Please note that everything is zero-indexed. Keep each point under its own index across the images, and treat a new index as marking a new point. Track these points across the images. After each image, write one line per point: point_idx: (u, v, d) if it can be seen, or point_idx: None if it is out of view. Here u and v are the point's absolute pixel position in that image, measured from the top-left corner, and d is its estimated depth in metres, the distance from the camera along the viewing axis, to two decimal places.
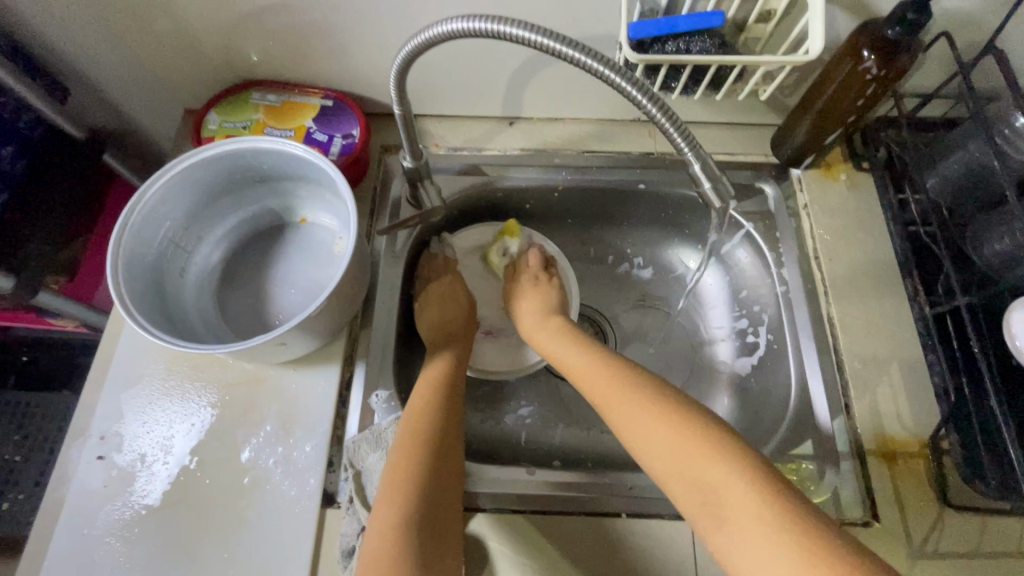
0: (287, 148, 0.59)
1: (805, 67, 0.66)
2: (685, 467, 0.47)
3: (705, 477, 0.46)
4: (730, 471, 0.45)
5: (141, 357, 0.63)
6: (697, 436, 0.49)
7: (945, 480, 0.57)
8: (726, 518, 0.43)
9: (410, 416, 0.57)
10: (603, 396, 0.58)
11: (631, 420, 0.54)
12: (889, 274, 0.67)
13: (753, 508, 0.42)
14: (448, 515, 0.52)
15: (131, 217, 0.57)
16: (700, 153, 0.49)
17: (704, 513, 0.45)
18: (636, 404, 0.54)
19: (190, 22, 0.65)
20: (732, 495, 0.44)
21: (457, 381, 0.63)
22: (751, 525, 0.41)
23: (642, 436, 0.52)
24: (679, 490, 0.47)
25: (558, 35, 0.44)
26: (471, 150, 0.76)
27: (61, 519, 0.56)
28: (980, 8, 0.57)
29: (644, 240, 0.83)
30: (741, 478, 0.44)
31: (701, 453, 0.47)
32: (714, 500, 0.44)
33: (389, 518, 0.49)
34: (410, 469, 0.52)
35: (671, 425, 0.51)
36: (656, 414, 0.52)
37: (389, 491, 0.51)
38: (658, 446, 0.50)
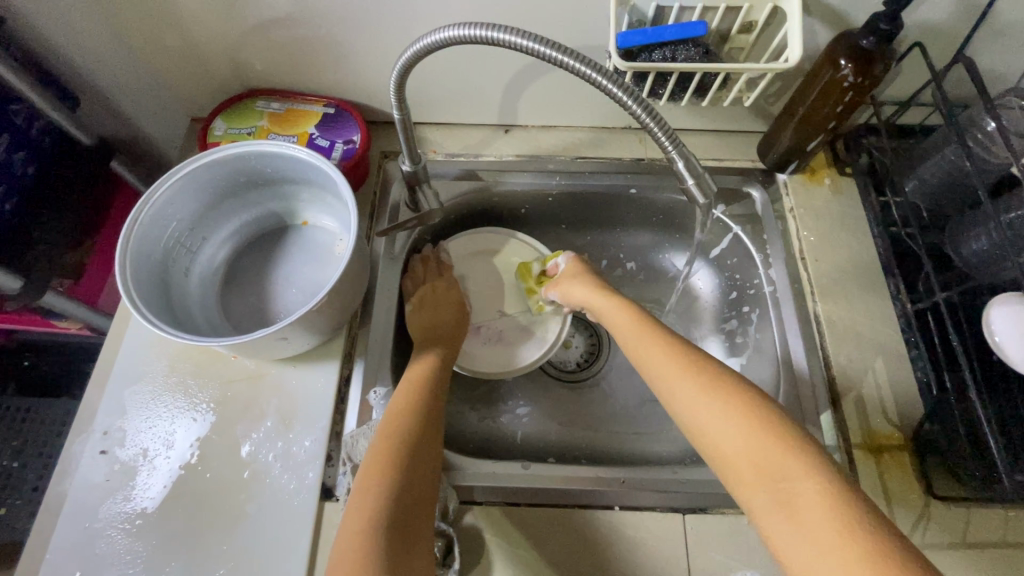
0: (291, 151, 0.62)
1: (787, 76, 0.69)
2: (756, 458, 0.45)
3: (773, 460, 0.44)
4: (804, 465, 0.43)
5: (144, 355, 0.65)
6: (770, 429, 0.46)
7: (929, 472, 0.59)
8: (801, 514, 0.41)
9: (390, 417, 0.57)
10: (662, 377, 0.55)
11: (695, 405, 0.51)
12: (872, 274, 0.69)
13: (836, 510, 0.40)
14: (422, 514, 0.52)
15: (140, 216, 0.59)
16: (685, 153, 0.51)
17: (772, 506, 0.43)
18: (700, 389, 0.51)
19: (197, 34, 0.68)
20: (807, 492, 0.42)
21: (439, 386, 0.63)
22: (829, 523, 0.39)
23: (708, 424, 0.49)
24: (745, 479, 0.45)
25: (549, 41, 0.46)
26: (468, 156, 0.78)
27: (64, 512, 0.57)
28: (951, 19, 0.60)
29: (637, 244, 0.85)
30: (815, 475, 0.43)
31: (773, 446, 0.45)
32: (784, 494, 0.42)
33: (361, 513, 0.49)
34: (387, 467, 0.52)
35: (742, 417, 0.48)
36: (724, 403, 0.49)
37: (364, 488, 0.51)
38: (729, 435, 0.47)
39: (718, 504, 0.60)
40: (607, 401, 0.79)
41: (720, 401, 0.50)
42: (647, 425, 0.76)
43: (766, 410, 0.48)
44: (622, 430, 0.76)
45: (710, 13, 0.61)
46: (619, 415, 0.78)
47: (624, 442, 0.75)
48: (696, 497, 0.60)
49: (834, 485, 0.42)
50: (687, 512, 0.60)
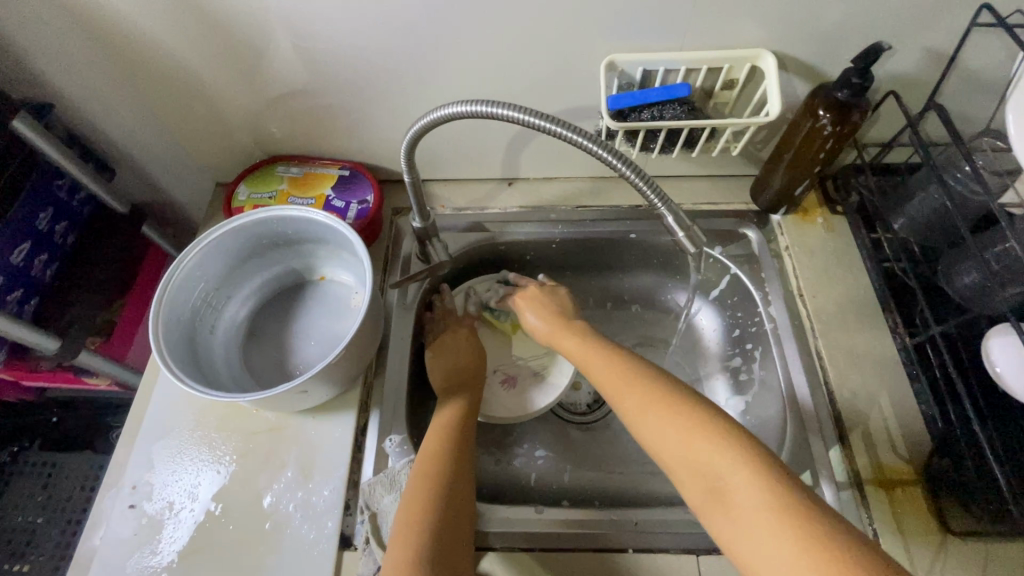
0: (310, 215, 0.67)
1: (771, 124, 0.73)
2: (690, 455, 0.50)
3: (699, 450, 0.49)
4: (733, 458, 0.47)
5: (172, 410, 0.68)
6: (698, 425, 0.51)
7: (943, 506, 0.59)
8: (733, 507, 0.45)
9: (421, 462, 0.59)
10: (611, 389, 0.60)
11: (640, 413, 0.55)
12: (871, 307, 0.71)
13: (761, 499, 0.44)
14: (459, 557, 0.53)
15: (173, 279, 0.63)
16: (671, 206, 0.55)
17: (709, 501, 0.47)
18: (642, 398, 0.56)
19: (226, 110, 0.75)
20: (737, 484, 0.46)
21: (469, 425, 0.65)
22: (755, 512, 0.44)
23: (649, 430, 0.54)
24: (682, 477, 0.50)
25: (543, 114, 0.51)
26: (475, 209, 0.83)
27: (94, 566, 0.59)
28: (919, 68, 0.64)
29: (639, 286, 0.88)
30: (744, 468, 0.46)
31: (706, 443, 0.49)
32: (718, 489, 0.47)
33: (403, 556, 0.50)
34: (423, 509, 0.54)
35: (681, 420, 0.52)
36: (657, 408, 0.54)
37: (405, 529, 0.53)
38: (667, 439, 0.52)
39: None
40: (619, 441, 0.80)
41: (658, 407, 0.54)
42: (659, 465, 0.77)
43: (696, 409, 0.53)
44: (633, 470, 0.77)
45: (692, 74, 0.66)
46: (631, 454, 0.79)
47: (637, 482, 0.76)
48: (709, 537, 0.61)
49: (760, 475, 0.45)
50: (700, 553, 0.60)
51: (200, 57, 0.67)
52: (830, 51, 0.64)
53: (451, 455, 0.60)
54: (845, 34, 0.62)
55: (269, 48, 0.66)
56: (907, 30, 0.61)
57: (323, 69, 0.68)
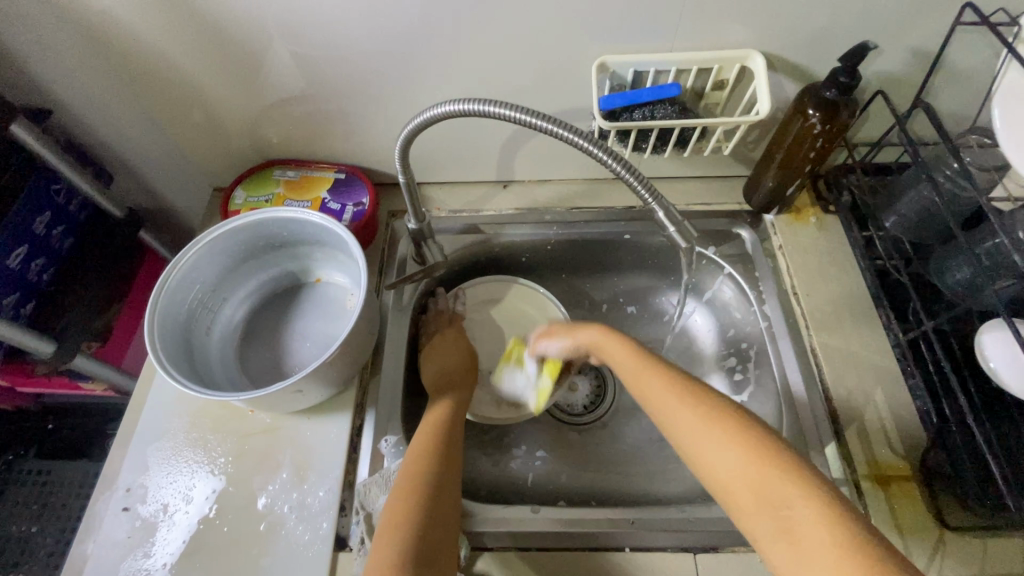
0: (305, 216, 0.67)
1: (762, 125, 0.74)
2: (749, 481, 0.47)
3: (765, 478, 0.46)
4: (802, 492, 0.44)
5: (166, 412, 0.68)
6: (761, 453, 0.47)
7: (940, 502, 0.59)
8: (802, 543, 0.42)
9: (408, 461, 0.59)
10: (660, 405, 0.56)
11: (696, 435, 0.52)
12: (864, 305, 0.72)
13: (839, 538, 0.40)
14: (444, 556, 0.53)
15: (169, 280, 0.64)
16: (663, 202, 0.56)
17: (775, 535, 0.43)
18: (698, 417, 0.52)
19: (222, 115, 0.75)
20: (806, 518, 0.42)
21: (456, 426, 0.65)
22: (829, 551, 0.40)
23: (705, 452, 0.50)
24: (743, 505, 0.46)
25: (535, 112, 0.52)
26: (470, 212, 0.83)
27: (87, 569, 0.59)
28: (906, 68, 0.65)
29: (635, 287, 0.88)
30: (816, 503, 0.43)
31: (771, 473, 0.46)
32: (786, 522, 0.43)
33: (386, 558, 0.50)
34: (406, 511, 0.54)
35: (742, 445, 0.49)
36: (717, 429, 0.50)
37: (390, 526, 0.53)
38: (727, 467, 0.48)
39: (728, 542, 0.60)
40: (616, 442, 0.80)
41: (715, 428, 0.51)
42: (656, 466, 0.76)
43: (760, 435, 0.49)
44: (630, 471, 0.77)
45: (683, 74, 0.67)
46: (628, 455, 0.78)
47: (634, 483, 0.75)
48: (707, 536, 0.60)
49: (834, 513, 0.42)
50: (697, 551, 0.60)
51: (197, 62, 0.68)
52: (817, 51, 0.65)
53: (437, 456, 0.59)
54: (832, 34, 0.63)
55: (266, 53, 0.66)
56: (893, 31, 0.62)
57: (319, 73, 0.69)
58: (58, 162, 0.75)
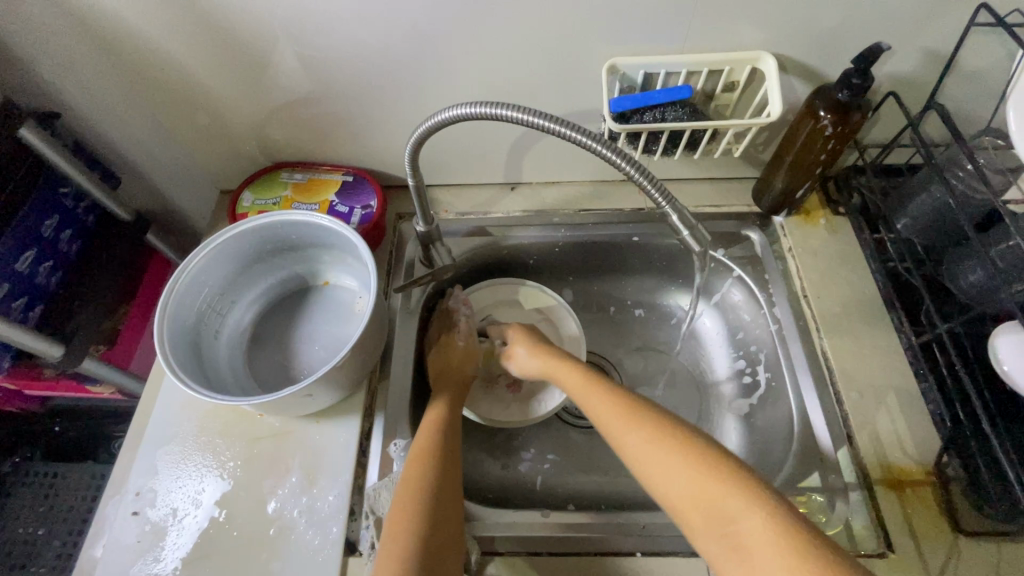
0: (314, 219, 0.67)
1: (773, 126, 0.74)
2: (699, 499, 0.47)
3: (713, 495, 0.46)
4: (745, 503, 0.45)
5: (175, 416, 0.68)
6: (709, 468, 0.48)
7: (954, 506, 0.58)
8: (750, 557, 0.42)
9: (409, 464, 0.58)
10: (611, 427, 0.57)
11: (646, 456, 0.52)
12: (876, 308, 0.71)
13: (783, 549, 0.41)
14: (449, 560, 0.52)
15: (178, 284, 0.63)
16: (675, 205, 0.55)
17: (726, 552, 0.44)
18: (646, 436, 0.53)
19: (230, 118, 0.75)
20: (754, 534, 0.43)
21: (453, 426, 0.64)
22: (777, 563, 0.41)
23: (653, 471, 0.51)
24: (694, 523, 0.47)
25: (547, 115, 0.52)
26: (477, 214, 0.83)
27: (97, 574, 0.59)
28: (918, 69, 0.65)
29: (643, 289, 0.88)
30: (759, 513, 0.44)
31: (715, 488, 0.47)
32: (733, 538, 0.44)
33: (394, 562, 0.50)
34: (411, 513, 0.53)
35: (688, 462, 0.49)
36: (663, 447, 0.51)
37: (394, 531, 0.52)
38: (675, 485, 0.49)
39: None
40: None
41: (663, 446, 0.52)
42: None
43: (708, 450, 0.50)
44: None
45: (693, 77, 0.67)
46: None
47: (643, 487, 0.75)
48: None
49: (776, 522, 0.43)
50: None
51: (205, 65, 0.67)
52: (829, 53, 0.64)
53: (437, 456, 0.59)
54: (844, 35, 0.62)
55: (274, 56, 0.66)
56: (906, 32, 0.61)
57: (326, 75, 0.69)
58: (67, 167, 0.75)
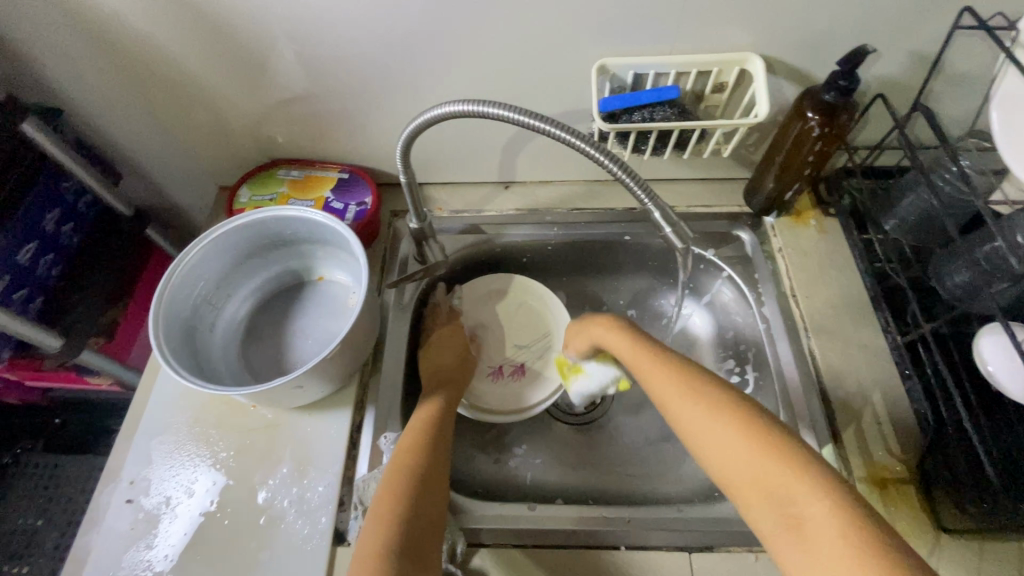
0: (308, 214, 0.68)
1: (763, 127, 0.74)
2: (756, 475, 0.47)
3: (771, 471, 0.47)
4: (810, 487, 0.44)
5: (170, 406, 0.69)
6: (768, 446, 0.48)
7: (936, 504, 0.59)
8: (807, 538, 0.42)
9: (396, 455, 0.59)
10: (666, 396, 0.57)
11: (701, 428, 0.53)
12: (863, 308, 0.72)
13: (843, 534, 0.41)
14: (428, 551, 0.53)
15: (173, 277, 0.65)
16: (659, 203, 0.56)
17: (782, 530, 0.44)
18: (703, 408, 0.53)
19: (229, 116, 0.77)
20: (814, 513, 0.43)
21: (445, 419, 0.65)
22: (835, 544, 0.41)
23: (713, 446, 0.51)
24: (749, 498, 0.47)
25: (533, 113, 0.53)
26: (471, 212, 0.84)
27: (91, 560, 0.60)
28: (904, 72, 0.66)
29: (635, 288, 0.89)
30: (824, 498, 0.43)
31: (776, 468, 0.47)
32: (792, 514, 0.44)
33: (372, 550, 0.50)
34: (394, 502, 0.54)
35: (751, 441, 0.49)
36: (721, 420, 0.52)
37: (374, 520, 0.53)
38: (734, 459, 0.49)
39: (724, 542, 0.60)
40: (614, 442, 0.80)
41: (722, 419, 0.52)
42: (655, 466, 0.77)
43: (767, 427, 0.50)
44: (629, 470, 0.77)
45: (682, 78, 0.68)
46: (627, 455, 0.79)
47: (632, 483, 0.76)
48: (703, 535, 0.60)
49: (841, 507, 0.42)
50: (693, 551, 0.60)
51: (204, 62, 0.69)
52: (816, 55, 0.65)
53: (425, 448, 0.60)
54: (831, 37, 0.63)
55: (270, 54, 0.67)
56: (892, 35, 0.62)
57: (322, 74, 0.70)
58: (69, 162, 0.77)
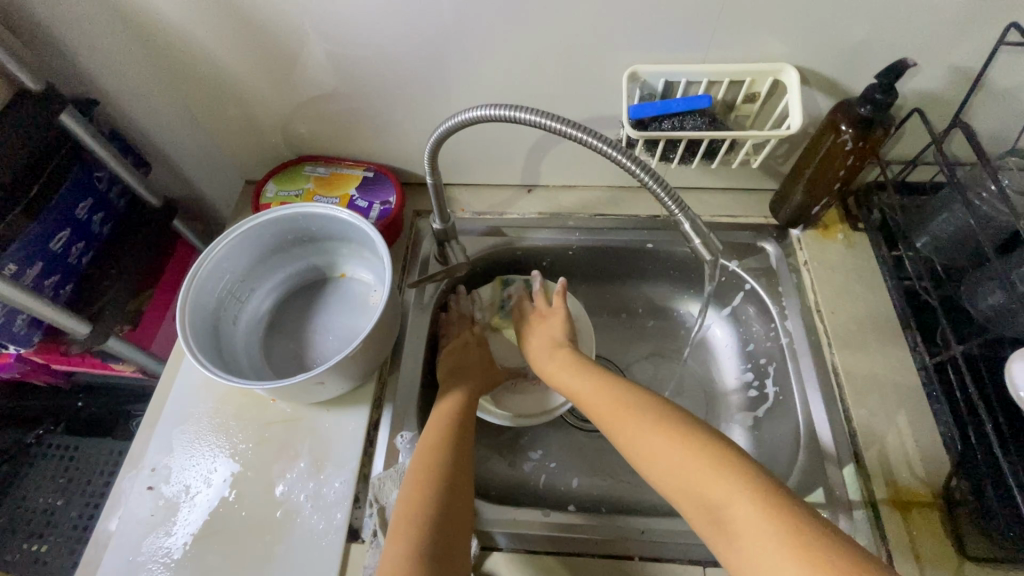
0: (334, 212, 0.69)
1: (793, 139, 0.73)
2: (686, 481, 0.50)
3: (693, 472, 0.50)
4: (728, 482, 0.47)
5: (192, 397, 0.70)
6: (691, 448, 0.51)
7: (962, 530, 0.57)
8: (732, 534, 0.45)
9: (420, 454, 0.59)
10: (606, 413, 0.60)
11: (635, 438, 0.56)
12: (890, 326, 0.70)
13: (764, 528, 0.43)
14: (459, 552, 0.53)
15: (201, 270, 0.66)
16: (689, 213, 0.56)
17: (715, 531, 0.46)
18: (633, 418, 0.57)
19: (257, 111, 0.78)
20: (735, 512, 0.45)
21: (469, 416, 0.66)
22: (756, 536, 0.43)
23: (645, 453, 0.54)
24: (683, 504, 0.50)
25: (564, 119, 0.52)
26: (493, 214, 0.84)
27: (112, 544, 0.61)
28: (943, 86, 0.64)
29: (655, 296, 0.88)
30: (739, 491, 0.46)
31: (702, 470, 0.49)
32: (718, 514, 0.46)
33: (403, 551, 0.51)
34: (423, 502, 0.54)
35: (679, 446, 0.52)
36: (649, 428, 0.55)
37: (404, 520, 0.53)
38: (664, 464, 0.52)
39: None
40: None
41: (650, 426, 0.55)
42: None
43: (689, 429, 0.53)
44: (644, 480, 0.76)
45: (714, 86, 0.67)
46: None
47: (646, 493, 0.75)
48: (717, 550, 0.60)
49: (754, 495, 0.45)
50: (708, 565, 0.59)
51: (236, 58, 0.70)
52: (853, 67, 0.64)
53: (451, 446, 0.60)
54: (870, 49, 0.62)
55: (302, 51, 0.68)
56: (932, 48, 0.61)
57: (353, 72, 0.71)
58: (102, 152, 0.78)
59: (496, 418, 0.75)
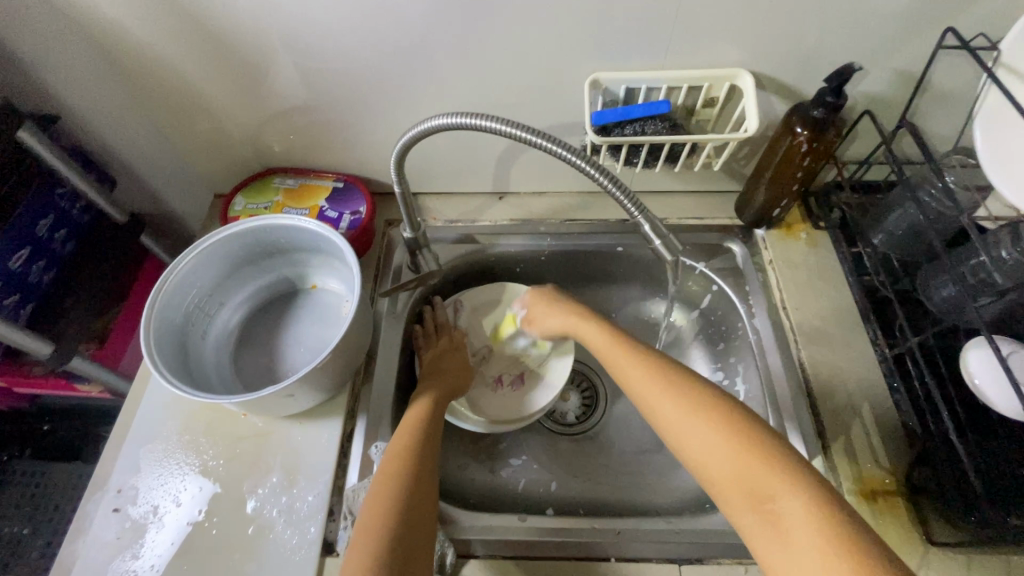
0: (302, 223, 0.68)
1: (753, 141, 0.75)
2: (739, 475, 0.48)
3: (748, 467, 0.48)
4: (791, 488, 0.45)
5: (160, 414, 0.68)
6: (743, 444, 0.49)
7: (925, 517, 0.59)
8: (786, 534, 0.43)
9: (388, 458, 0.59)
10: (645, 393, 0.57)
11: (675, 422, 0.53)
12: (853, 321, 0.72)
13: (819, 531, 0.42)
14: (423, 552, 0.53)
15: (166, 285, 0.65)
16: (649, 216, 0.57)
17: (761, 525, 0.45)
18: (684, 409, 0.53)
19: (225, 125, 0.77)
20: (793, 511, 0.44)
21: (441, 418, 0.66)
22: (810, 540, 0.42)
23: (688, 436, 0.52)
24: (730, 498, 0.48)
25: (526, 126, 0.53)
26: (465, 222, 0.85)
27: (75, 569, 0.59)
28: (891, 89, 0.67)
29: (628, 298, 0.90)
30: (800, 496, 0.44)
31: (757, 467, 0.47)
32: (770, 512, 0.45)
33: (365, 556, 0.50)
34: (387, 509, 0.54)
35: (728, 439, 0.50)
36: (693, 415, 0.52)
37: (366, 526, 0.53)
38: (711, 453, 0.50)
39: (714, 554, 0.60)
40: (607, 453, 0.81)
41: (694, 415, 0.52)
42: (646, 478, 0.77)
43: (738, 420, 0.51)
44: (622, 482, 0.77)
45: (674, 92, 0.69)
46: (619, 466, 0.79)
47: (624, 495, 0.75)
48: (692, 547, 0.61)
49: (816, 502, 0.44)
50: (683, 563, 0.60)
51: (201, 72, 0.69)
52: (806, 71, 0.66)
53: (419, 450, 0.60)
54: (820, 55, 0.64)
55: (268, 64, 0.68)
56: (878, 53, 0.64)
57: (321, 84, 0.71)
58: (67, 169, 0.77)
59: (472, 425, 0.73)
